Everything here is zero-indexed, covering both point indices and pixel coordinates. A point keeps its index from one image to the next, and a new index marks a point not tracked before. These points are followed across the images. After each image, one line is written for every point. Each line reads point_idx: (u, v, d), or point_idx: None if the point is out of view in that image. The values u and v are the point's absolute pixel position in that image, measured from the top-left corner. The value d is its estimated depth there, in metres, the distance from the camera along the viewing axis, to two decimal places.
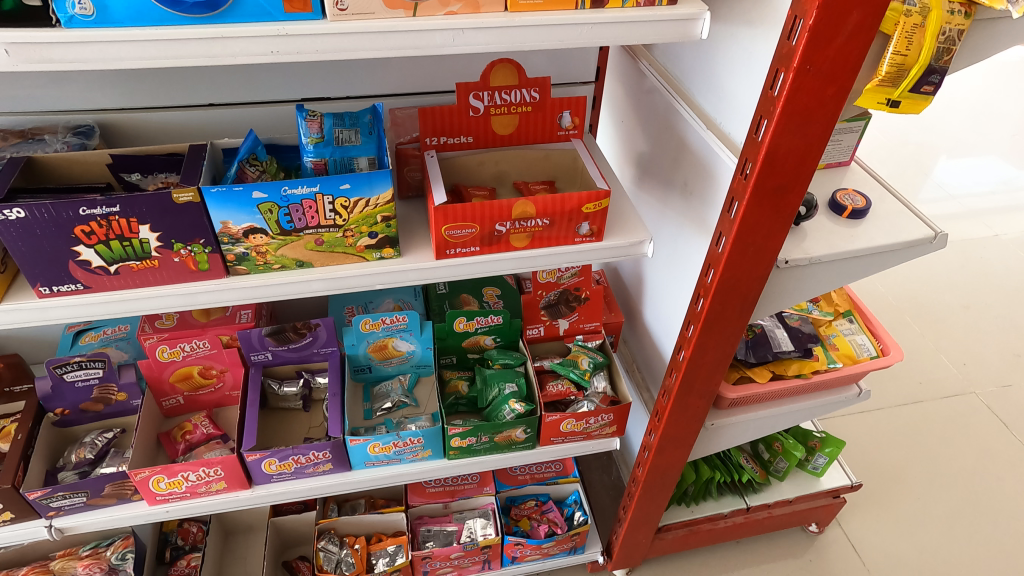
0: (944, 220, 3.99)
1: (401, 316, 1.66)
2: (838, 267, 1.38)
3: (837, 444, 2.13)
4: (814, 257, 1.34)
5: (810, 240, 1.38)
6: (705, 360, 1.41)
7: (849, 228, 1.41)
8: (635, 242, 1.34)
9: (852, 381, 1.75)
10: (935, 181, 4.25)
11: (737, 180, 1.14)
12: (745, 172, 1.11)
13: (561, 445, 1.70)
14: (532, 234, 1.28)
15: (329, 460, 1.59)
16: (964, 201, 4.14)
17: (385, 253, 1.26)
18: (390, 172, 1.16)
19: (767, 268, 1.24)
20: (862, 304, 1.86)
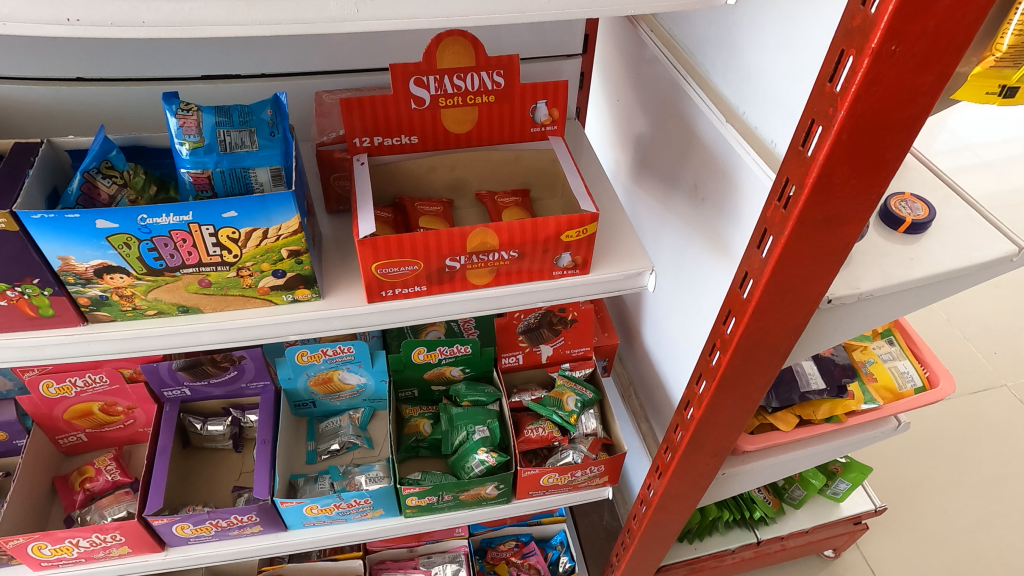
0: (957, 171, 3.62)
1: (347, 347, 1.37)
2: (895, 301, 1.06)
3: (863, 470, 1.82)
4: (866, 292, 1.01)
5: (859, 266, 1.05)
6: (719, 420, 1.11)
7: (909, 249, 1.09)
8: (631, 273, 1.03)
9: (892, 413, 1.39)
10: (950, 130, 3.88)
11: (772, 205, 0.82)
12: (786, 197, 0.78)
13: (541, 497, 1.42)
14: (497, 269, 0.97)
15: (258, 522, 1.31)
16: (978, 150, 3.75)
17: (300, 295, 0.95)
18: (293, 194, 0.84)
19: (806, 316, 0.92)
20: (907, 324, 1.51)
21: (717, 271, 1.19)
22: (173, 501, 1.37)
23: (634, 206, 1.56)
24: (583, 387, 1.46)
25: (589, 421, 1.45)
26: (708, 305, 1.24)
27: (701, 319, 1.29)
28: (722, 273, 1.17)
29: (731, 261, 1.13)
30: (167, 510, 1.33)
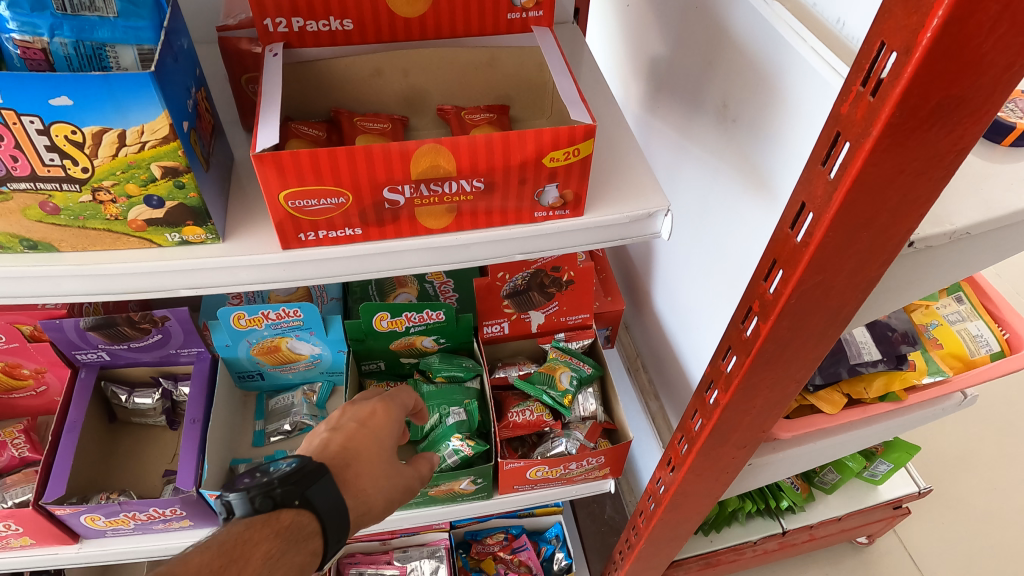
0: None
1: (295, 310, 1.12)
2: (1000, 241, 0.76)
3: (909, 450, 1.51)
4: (965, 231, 0.70)
5: (951, 192, 0.72)
6: (751, 406, 0.85)
7: (1019, 169, 0.76)
8: (640, 215, 0.78)
9: (960, 388, 1.11)
10: None
11: (852, 92, 0.51)
12: (877, 77, 0.48)
13: (530, 492, 1.19)
14: (457, 207, 0.72)
15: (186, 516, 1.08)
16: None
17: (190, 236, 0.70)
18: (154, 76, 0.58)
19: (887, 261, 0.64)
20: (984, 280, 1.23)
21: (752, 213, 0.92)
22: (91, 486, 1.15)
23: (643, 138, 1.27)
24: (581, 362, 1.23)
25: (588, 402, 1.21)
26: (738, 258, 0.98)
27: (728, 277, 1.02)
28: (759, 213, 0.90)
29: (772, 198, 0.87)
30: (75, 497, 1.10)
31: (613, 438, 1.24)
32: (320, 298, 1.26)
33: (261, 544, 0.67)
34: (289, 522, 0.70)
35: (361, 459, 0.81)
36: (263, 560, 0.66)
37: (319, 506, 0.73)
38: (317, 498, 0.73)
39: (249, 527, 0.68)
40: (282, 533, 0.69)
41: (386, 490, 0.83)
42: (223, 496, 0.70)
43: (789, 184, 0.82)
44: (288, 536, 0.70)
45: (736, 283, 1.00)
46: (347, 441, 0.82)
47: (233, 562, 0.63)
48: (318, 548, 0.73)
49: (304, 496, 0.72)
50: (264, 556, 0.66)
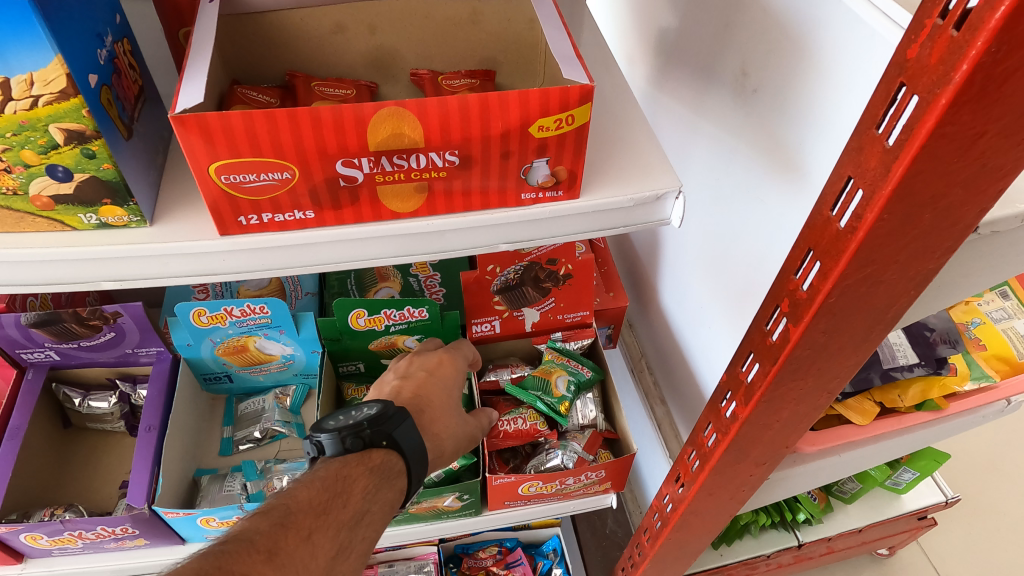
0: None
1: (260, 307, 1.01)
2: None
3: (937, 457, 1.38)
4: None
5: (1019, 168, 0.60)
6: (775, 420, 0.74)
7: None
8: (647, 197, 0.66)
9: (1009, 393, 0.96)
10: None
11: (926, 28, 0.39)
12: (964, 5, 0.36)
13: (523, 508, 1.09)
14: (429, 185, 0.60)
15: (141, 535, 0.96)
16: None
17: (110, 217, 0.59)
18: (40, 9, 0.45)
19: (950, 251, 0.52)
20: None
21: (777, 195, 0.80)
22: (37, 498, 1.02)
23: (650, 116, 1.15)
24: (580, 364, 1.12)
25: (586, 409, 1.11)
26: (758, 247, 0.87)
27: (746, 269, 0.91)
28: (786, 195, 0.79)
29: (802, 177, 0.75)
30: (16, 513, 0.97)
31: (615, 449, 1.13)
32: (293, 294, 1.15)
33: (358, 480, 0.71)
34: (379, 462, 0.74)
35: (432, 402, 0.90)
36: (359, 497, 0.70)
37: (399, 448, 0.77)
38: (400, 439, 0.77)
39: (345, 464, 0.72)
40: (376, 470, 0.73)
41: (454, 430, 0.90)
42: (313, 437, 0.76)
43: (824, 159, 0.71)
44: (381, 471, 0.74)
45: (756, 276, 0.88)
46: (415, 388, 0.91)
47: (334, 499, 0.68)
48: (404, 481, 0.76)
49: (388, 437, 0.76)
50: (362, 492, 0.71)
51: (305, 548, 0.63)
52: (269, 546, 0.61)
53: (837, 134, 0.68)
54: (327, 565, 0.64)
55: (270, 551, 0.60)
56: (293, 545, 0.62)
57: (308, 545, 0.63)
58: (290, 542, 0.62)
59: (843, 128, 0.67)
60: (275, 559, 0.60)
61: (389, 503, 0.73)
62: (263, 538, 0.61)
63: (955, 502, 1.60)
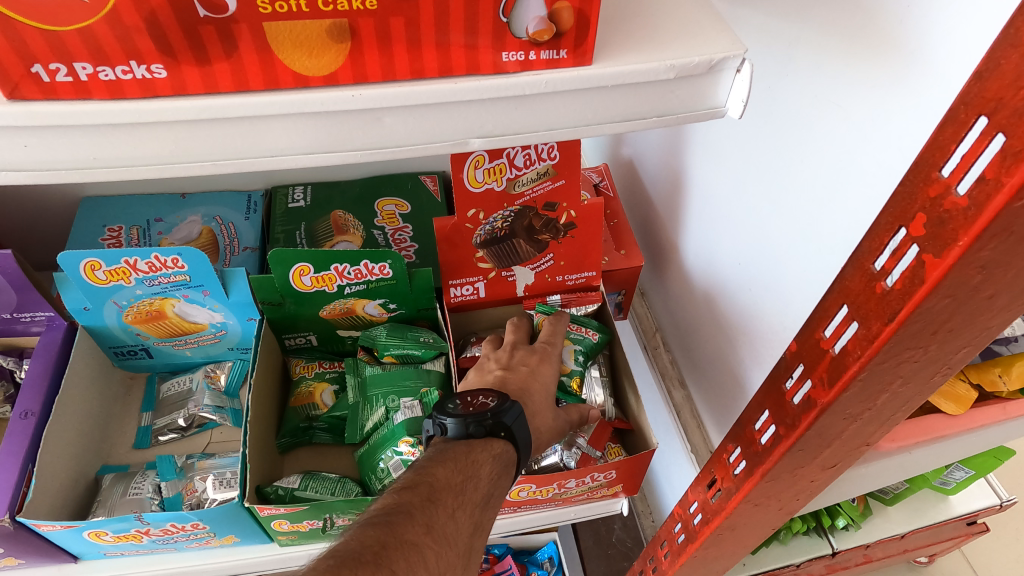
0: None
1: (173, 259, 0.77)
2: None
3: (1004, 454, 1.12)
4: None
5: None
6: (869, 408, 0.51)
7: None
8: (695, 66, 0.42)
9: None
10: None
11: None
12: None
13: (510, 516, 0.88)
14: (351, 23, 0.37)
15: (12, 553, 0.73)
16: None
17: None
18: None
19: None
20: None
21: (867, 97, 0.56)
22: None
23: None
24: (584, 329, 0.92)
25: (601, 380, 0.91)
26: (832, 175, 0.63)
27: (809, 207, 0.67)
28: (881, 92, 0.55)
29: (916, 57, 0.51)
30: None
31: (627, 443, 0.92)
32: (229, 249, 0.92)
33: (485, 463, 0.60)
34: (502, 452, 0.63)
35: (538, 394, 0.77)
36: (491, 479, 0.59)
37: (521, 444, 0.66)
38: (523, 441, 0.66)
39: (471, 449, 0.61)
40: (499, 459, 0.62)
41: (556, 430, 0.78)
42: (436, 418, 0.64)
43: (962, 22, 0.47)
44: (503, 456, 0.63)
45: (826, 211, 0.65)
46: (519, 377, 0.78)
47: (471, 478, 0.57)
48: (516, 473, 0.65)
49: (514, 431, 0.65)
50: (490, 475, 0.59)
51: (456, 527, 0.51)
52: (425, 519, 0.49)
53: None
54: (470, 548, 0.53)
55: (430, 527, 0.48)
56: (446, 523, 0.50)
57: (457, 525, 0.51)
58: (442, 519, 0.50)
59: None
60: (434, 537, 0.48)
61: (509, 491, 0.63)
62: (418, 513, 0.49)
63: (1010, 506, 1.35)
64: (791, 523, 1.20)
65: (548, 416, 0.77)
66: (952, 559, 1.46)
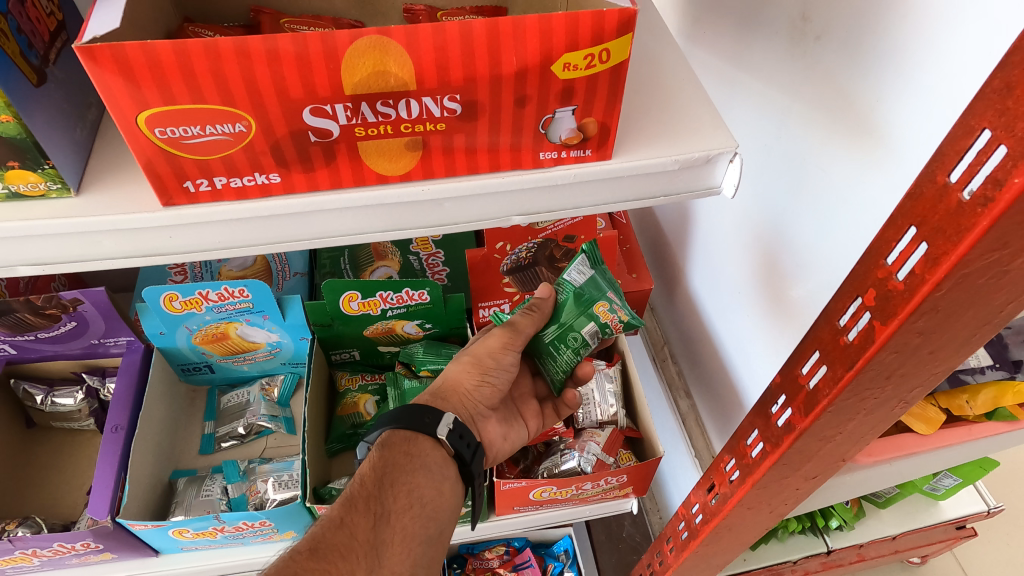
0: None
1: (240, 289, 0.89)
2: None
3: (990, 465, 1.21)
4: None
5: None
6: (839, 434, 0.61)
7: None
8: (696, 159, 0.53)
9: None
10: None
11: None
12: None
13: (532, 514, 0.99)
14: (424, 140, 0.47)
15: (107, 548, 0.85)
16: None
17: (20, 184, 0.47)
18: None
19: None
20: None
21: (847, 166, 0.66)
22: None
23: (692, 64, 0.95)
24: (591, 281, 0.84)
25: (577, 272, 0.82)
26: (820, 225, 0.73)
27: (802, 250, 0.77)
28: (859, 164, 0.65)
29: (887, 139, 0.61)
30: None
31: (637, 450, 1.02)
32: (281, 275, 1.03)
33: (365, 464, 0.68)
34: (389, 440, 0.71)
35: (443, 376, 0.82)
36: (375, 469, 0.67)
37: (396, 419, 0.72)
38: (404, 414, 0.73)
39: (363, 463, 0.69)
40: (382, 448, 0.70)
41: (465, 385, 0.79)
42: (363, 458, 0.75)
43: (925, 118, 0.56)
44: (384, 444, 0.70)
45: (815, 255, 0.75)
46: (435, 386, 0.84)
47: (353, 486, 0.65)
48: (415, 432, 0.72)
49: (375, 434, 0.71)
50: (375, 467, 0.67)
51: (348, 534, 0.59)
52: (311, 544, 0.57)
53: (953, 83, 0.54)
54: (376, 540, 0.61)
55: (314, 549, 0.57)
56: (334, 536, 0.59)
57: (347, 530, 0.60)
58: (332, 535, 0.59)
59: (965, 81, 0.52)
60: (323, 553, 0.57)
61: (417, 455, 0.70)
62: (305, 543, 0.58)
63: (998, 512, 1.43)
64: (788, 522, 1.30)
65: (456, 372, 0.80)
66: (944, 560, 1.55)
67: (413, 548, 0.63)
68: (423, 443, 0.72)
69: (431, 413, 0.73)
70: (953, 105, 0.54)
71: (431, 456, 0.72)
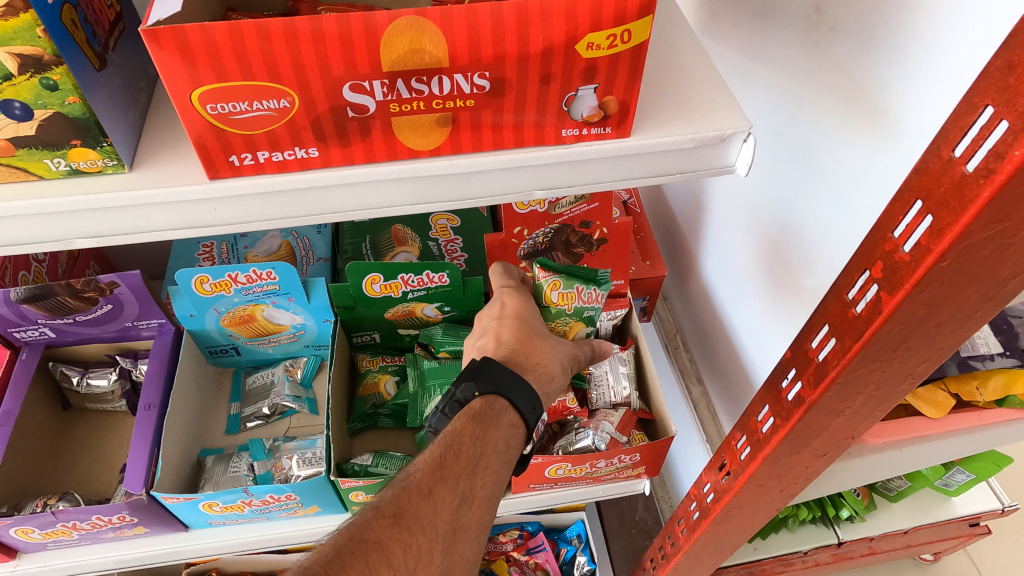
0: None
1: (268, 272, 0.92)
2: None
3: (1004, 462, 1.21)
4: None
5: None
6: (847, 408, 0.63)
7: None
8: (711, 138, 0.55)
9: None
10: None
11: None
12: None
13: (548, 492, 1.01)
14: (454, 116, 0.50)
15: (141, 522, 0.88)
16: None
17: (81, 162, 0.50)
18: None
19: None
20: None
21: (858, 152, 0.68)
22: (31, 483, 0.94)
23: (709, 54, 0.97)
24: (593, 294, 0.90)
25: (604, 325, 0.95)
26: (831, 209, 0.75)
27: (813, 234, 0.79)
28: (870, 149, 0.67)
29: (897, 125, 0.63)
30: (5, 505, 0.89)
31: (650, 430, 1.05)
32: (305, 260, 1.06)
33: (466, 428, 0.65)
34: (485, 408, 0.68)
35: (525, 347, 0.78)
36: (475, 442, 0.65)
37: (508, 391, 0.70)
38: (513, 384, 0.71)
39: (462, 419, 0.66)
40: (477, 416, 0.67)
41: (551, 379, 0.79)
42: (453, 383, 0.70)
43: (933, 103, 0.59)
44: (488, 411, 0.68)
45: (827, 238, 0.77)
46: (514, 338, 0.79)
47: (448, 451, 0.63)
48: (518, 417, 0.71)
49: (485, 392, 0.69)
50: (473, 438, 0.65)
51: (432, 509, 0.59)
52: (394, 511, 0.57)
53: (961, 66, 0.56)
54: (455, 524, 0.60)
55: (397, 520, 0.56)
56: (419, 508, 0.58)
57: (432, 505, 0.59)
58: (416, 507, 0.58)
59: (970, 66, 0.55)
60: (402, 526, 0.56)
61: (511, 442, 0.69)
62: (390, 506, 0.57)
63: (1012, 510, 1.44)
64: (798, 512, 1.31)
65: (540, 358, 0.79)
66: (955, 558, 1.56)
67: (479, 542, 0.62)
68: (522, 432, 0.71)
69: (539, 404, 0.72)
70: (959, 89, 0.56)
71: (519, 446, 0.70)
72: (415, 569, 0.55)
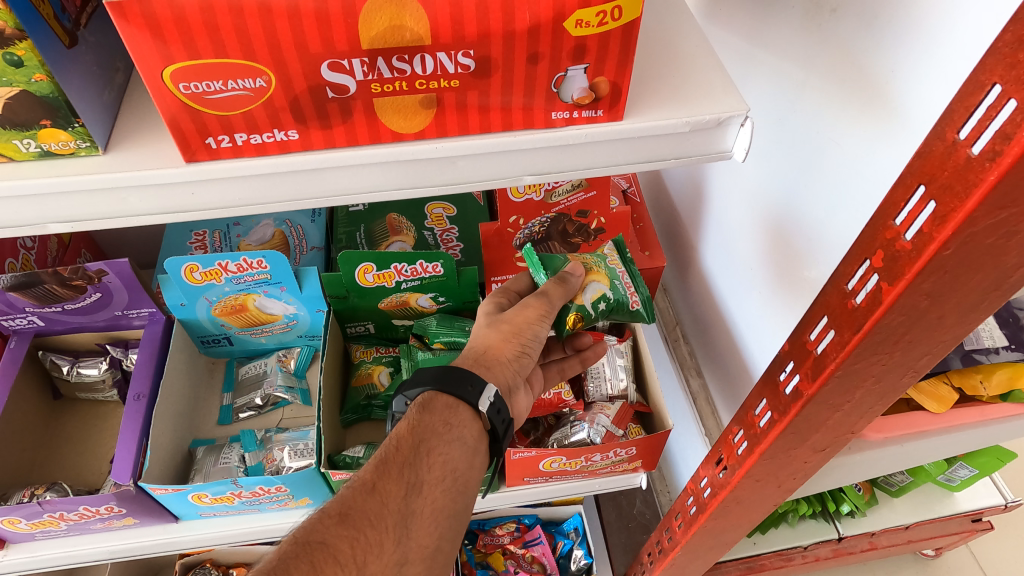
0: None
1: (257, 260, 0.90)
2: None
3: (1008, 457, 1.19)
4: None
5: None
6: (846, 402, 0.61)
7: None
8: (707, 122, 0.53)
9: None
10: None
11: None
12: None
13: (542, 485, 1.00)
14: (439, 97, 0.48)
15: (129, 513, 0.88)
16: None
17: (52, 144, 0.48)
18: None
19: None
20: None
21: (860, 138, 0.66)
22: (19, 474, 0.93)
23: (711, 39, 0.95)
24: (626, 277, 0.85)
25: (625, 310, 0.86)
26: (832, 197, 0.73)
27: (813, 224, 0.77)
28: (872, 135, 0.65)
29: (900, 110, 0.61)
30: None
31: (647, 423, 1.03)
32: (298, 249, 1.05)
33: (403, 423, 0.64)
34: (424, 401, 0.67)
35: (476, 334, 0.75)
36: (413, 432, 0.63)
37: (440, 380, 0.68)
38: (445, 375, 0.69)
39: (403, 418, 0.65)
40: (415, 409, 0.66)
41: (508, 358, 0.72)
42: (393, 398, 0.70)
43: (937, 87, 0.56)
44: (426, 402, 0.67)
45: (827, 228, 0.75)
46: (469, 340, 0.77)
47: (389, 447, 0.62)
48: (458, 398, 0.68)
49: (415, 392, 0.68)
50: (412, 429, 0.63)
51: (378, 502, 0.57)
52: (339, 510, 0.56)
53: (965, 48, 0.53)
54: (406, 511, 0.58)
55: (341, 518, 0.55)
56: (362, 503, 0.56)
57: (377, 499, 0.57)
58: (360, 502, 0.56)
59: (976, 49, 0.53)
60: (349, 523, 0.55)
61: (456, 424, 0.66)
62: (334, 506, 0.56)
63: (1016, 506, 1.41)
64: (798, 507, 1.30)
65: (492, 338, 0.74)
66: (956, 553, 1.54)
67: (440, 525, 0.60)
68: (466, 412, 0.68)
69: (477, 380, 0.68)
70: (965, 71, 0.54)
71: (470, 427, 0.67)
72: (365, 563, 0.53)
